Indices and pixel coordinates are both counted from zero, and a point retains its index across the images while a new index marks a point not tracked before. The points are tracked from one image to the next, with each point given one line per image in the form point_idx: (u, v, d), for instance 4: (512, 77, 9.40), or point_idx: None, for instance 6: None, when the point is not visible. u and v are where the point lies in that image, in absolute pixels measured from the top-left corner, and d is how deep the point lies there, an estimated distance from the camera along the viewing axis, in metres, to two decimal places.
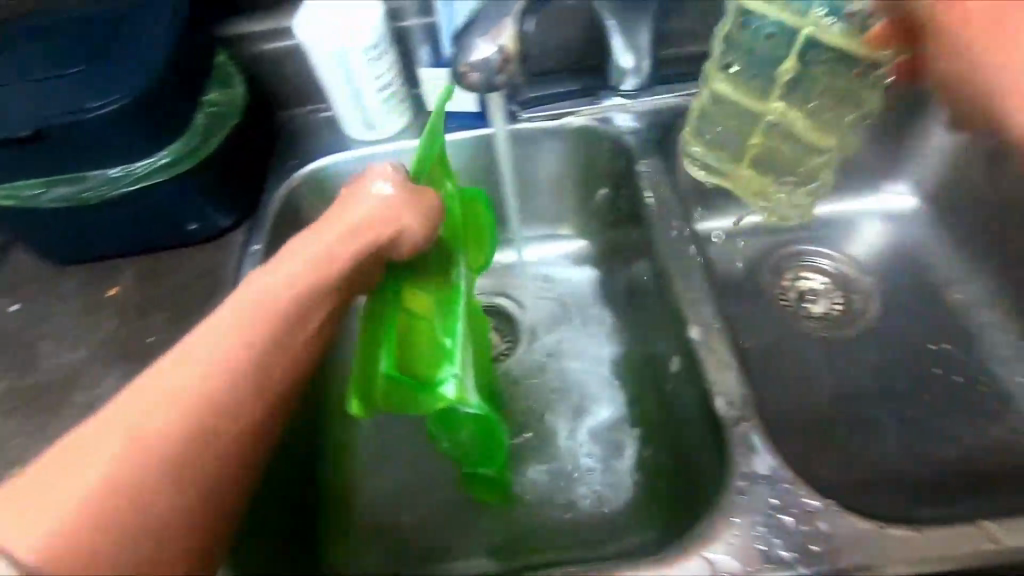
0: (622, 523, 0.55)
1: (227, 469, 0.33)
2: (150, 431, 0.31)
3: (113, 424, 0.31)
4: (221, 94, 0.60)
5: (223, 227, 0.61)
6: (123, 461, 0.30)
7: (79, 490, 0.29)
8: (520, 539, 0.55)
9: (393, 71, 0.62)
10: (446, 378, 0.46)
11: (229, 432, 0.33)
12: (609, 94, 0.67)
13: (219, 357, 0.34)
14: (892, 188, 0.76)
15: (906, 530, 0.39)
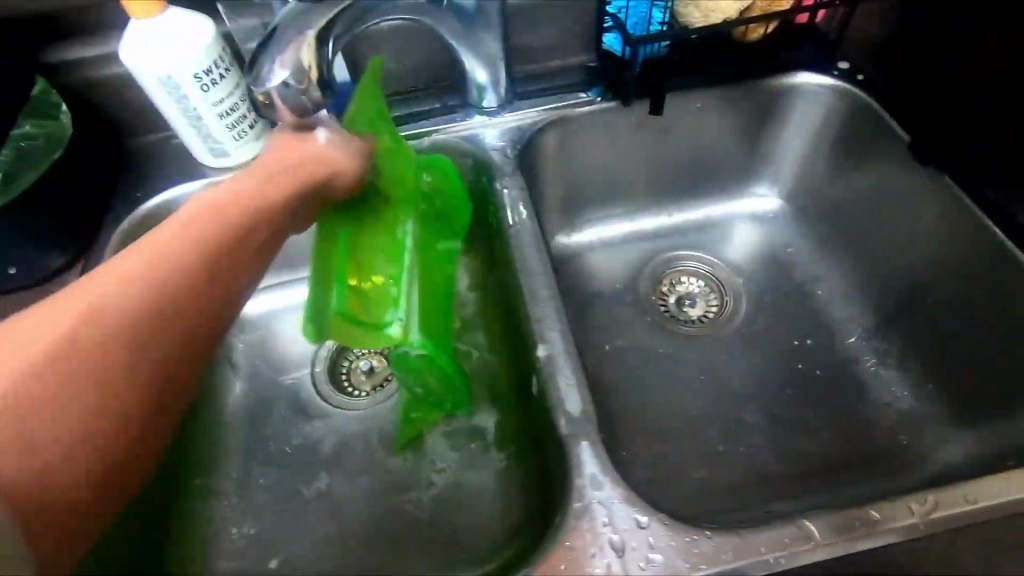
0: (494, 544, 0.55)
1: (151, 373, 0.34)
2: (88, 323, 0.32)
3: (61, 306, 0.33)
4: (38, 126, 0.56)
5: (53, 269, 0.57)
6: (29, 368, 0.31)
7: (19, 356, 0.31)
8: (465, 517, 0.57)
9: (235, 94, 0.59)
10: (391, 321, 0.52)
11: (136, 377, 0.33)
12: (471, 111, 0.67)
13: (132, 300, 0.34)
14: (757, 191, 0.77)
15: (729, 535, 0.39)
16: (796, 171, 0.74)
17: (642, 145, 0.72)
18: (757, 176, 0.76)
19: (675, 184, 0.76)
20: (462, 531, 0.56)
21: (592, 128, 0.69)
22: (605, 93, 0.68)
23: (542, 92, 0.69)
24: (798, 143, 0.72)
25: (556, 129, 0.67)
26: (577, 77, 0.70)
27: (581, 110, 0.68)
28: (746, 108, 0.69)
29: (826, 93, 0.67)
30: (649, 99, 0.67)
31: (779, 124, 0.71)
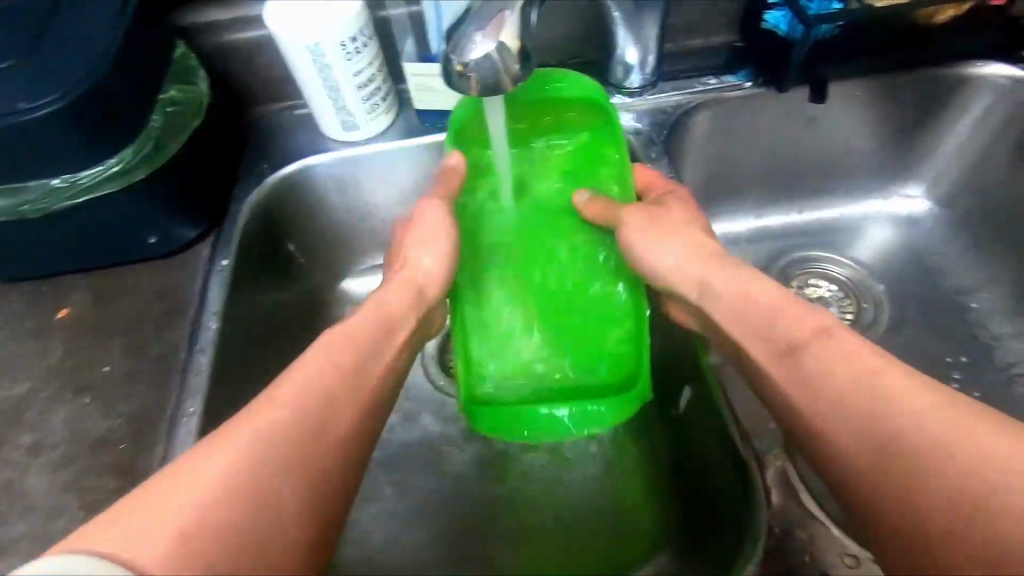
0: (633, 548, 0.53)
1: (305, 517, 0.32)
2: (213, 471, 0.31)
3: (183, 470, 0.31)
4: (180, 90, 0.53)
5: (187, 240, 0.56)
6: (185, 531, 0.28)
7: (177, 510, 0.29)
8: (610, 531, 0.54)
9: (374, 66, 0.56)
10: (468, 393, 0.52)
11: (273, 522, 0.31)
12: (610, 91, 0.63)
13: (313, 388, 0.38)
14: (907, 191, 0.71)
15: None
16: (958, 168, 0.67)
17: (788, 132, 0.66)
18: (907, 173, 0.70)
19: (813, 177, 0.70)
20: (602, 542, 0.54)
21: (739, 114, 0.63)
22: (755, 77, 0.63)
23: (685, 73, 0.64)
24: (960, 140, 0.65)
25: (702, 111, 0.63)
26: (723, 58, 0.65)
27: (730, 94, 0.62)
28: (907, 100, 0.64)
29: (1012, 85, 0.61)
30: (807, 86, 0.62)
31: (944, 117, 0.65)
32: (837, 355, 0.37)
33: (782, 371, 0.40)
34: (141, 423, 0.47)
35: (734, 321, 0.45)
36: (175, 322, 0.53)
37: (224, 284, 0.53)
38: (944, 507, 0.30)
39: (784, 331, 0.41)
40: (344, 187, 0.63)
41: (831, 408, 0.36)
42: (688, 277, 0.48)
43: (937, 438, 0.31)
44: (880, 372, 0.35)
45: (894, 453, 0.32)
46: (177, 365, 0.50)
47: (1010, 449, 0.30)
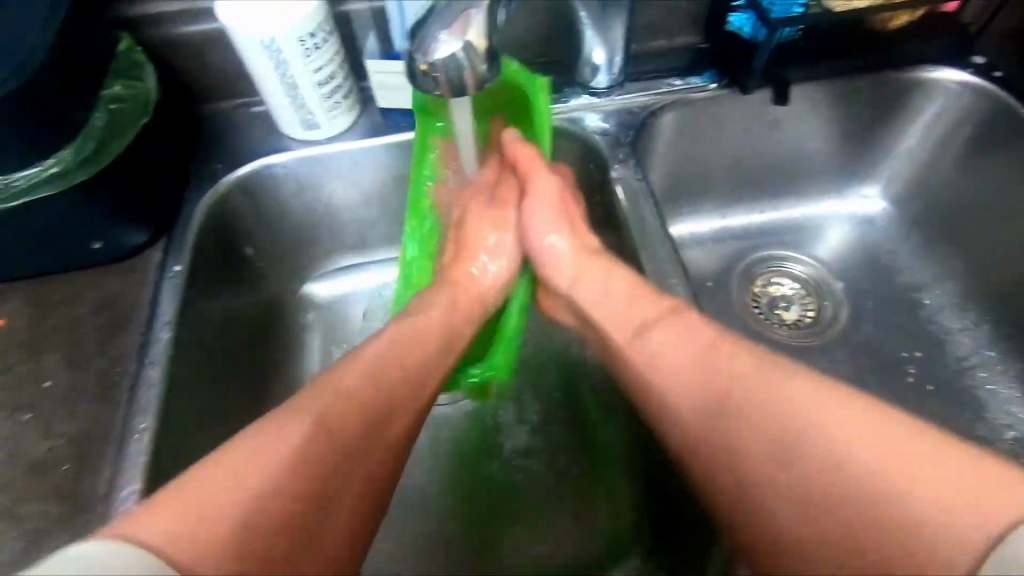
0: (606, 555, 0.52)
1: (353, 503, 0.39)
2: (293, 434, 0.37)
3: (269, 429, 0.37)
4: (125, 86, 0.50)
5: (136, 245, 0.53)
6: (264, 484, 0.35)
7: (258, 467, 0.35)
8: (581, 539, 0.53)
9: (335, 63, 0.54)
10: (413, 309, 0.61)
11: (325, 497, 0.37)
12: (578, 91, 0.62)
13: (343, 396, 0.41)
14: (863, 192, 0.73)
15: None
16: (912, 170, 0.70)
17: (751, 133, 0.67)
18: (863, 173, 0.72)
19: (776, 177, 0.72)
20: (575, 549, 0.53)
21: (703, 115, 0.64)
22: (720, 78, 0.63)
23: (651, 73, 0.64)
24: (912, 143, 0.68)
25: (669, 112, 0.63)
26: (687, 59, 0.65)
27: (695, 96, 0.63)
28: (863, 103, 0.65)
29: (962, 90, 0.63)
30: (770, 89, 0.63)
31: (897, 120, 0.67)
32: (684, 352, 0.43)
33: (631, 351, 0.46)
34: (85, 442, 0.44)
35: (604, 311, 0.50)
36: (123, 333, 0.50)
37: (177, 293, 0.50)
38: (772, 467, 0.36)
39: (637, 315, 0.47)
40: (305, 187, 0.61)
41: (696, 395, 0.41)
42: (567, 263, 0.53)
43: (758, 404, 0.38)
44: (719, 344, 0.42)
45: (728, 407, 0.39)
46: (125, 381, 0.47)
47: (817, 421, 0.36)
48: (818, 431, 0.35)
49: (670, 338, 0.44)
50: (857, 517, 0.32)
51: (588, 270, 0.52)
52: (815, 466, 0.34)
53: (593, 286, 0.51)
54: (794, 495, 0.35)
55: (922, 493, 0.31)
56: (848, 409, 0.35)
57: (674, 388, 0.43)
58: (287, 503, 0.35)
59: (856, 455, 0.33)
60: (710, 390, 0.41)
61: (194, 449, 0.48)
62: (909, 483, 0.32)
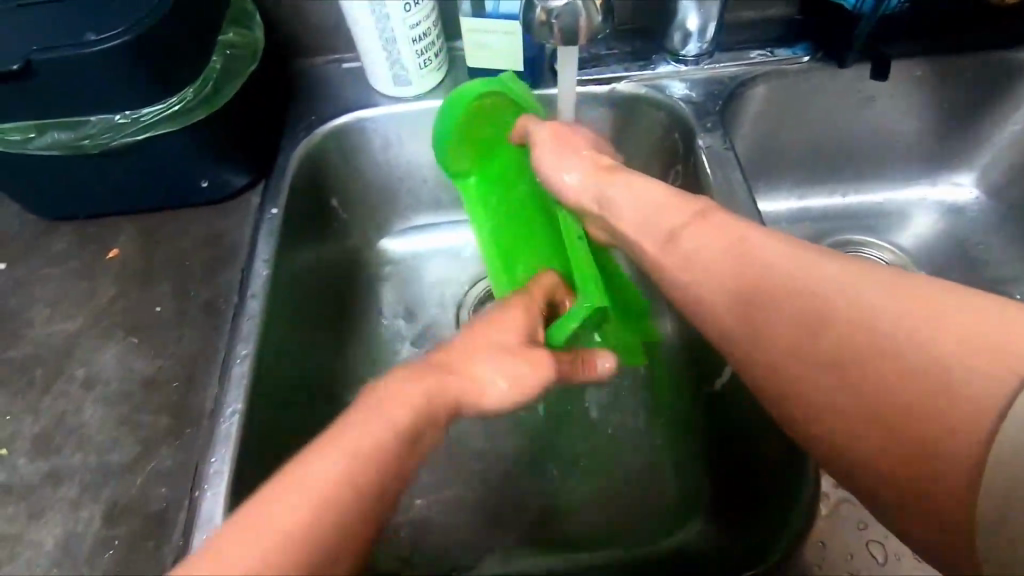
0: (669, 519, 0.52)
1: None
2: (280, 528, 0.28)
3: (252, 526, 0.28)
4: (237, 35, 0.53)
5: (236, 187, 0.56)
6: None
7: None
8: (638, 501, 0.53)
9: (431, 19, 0.55)
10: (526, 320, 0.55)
11: None
12: (665, 59, 0.62)
13: (349, 461, 0.31)
14: (955, 179, 0.70)
15: None
16: (1013, 158, 0.66)
17: (841, 110, 0.65)
18: (958, 159, 0.69)
19: (863, 158, 0.69)
20: (638, 511, 0.53)
21: (794, 89, 0.62)
22: (814, 51, 0.62)
23: (742, 44, 0.63)
24: (1017, 129, 0.64)
25: (759, 84, 0.61)
26: (780, 31, 0.63)
27: (787, 68, 0.61)
28: (967, 83, 0.62)
29: None
30: (868, 64, 0.60)
31: (1004, 103, 0.63)
32: (713, 246, 0.39)
33: (665, 252, 0.41)
34: (192, 363, 0.48)
35: (634, 220, 0.44)
36: (223, 268, 0.53)
37: (273, 233, 0.53)
38: (828, 393, 0.32)
39: (665, 219, 0.42)
40: (390, 143, 0.63)
41: (729, 311, 0.37)
42: (583, 191, 0.47)
43: (789, 281, 0.35)
44: (742, 240, 0.38)
45: (763, 295, 0.35)
46: (227, 311, 0.50)
47: (869, 305, 0.32)
48: (852, 293, 0.32)
49: (707, 231, 0.40)
50: (890, 369, 0.30)
51: (620, 181, 0.45)
52: (853, 335, 0.32)
53: (630, 201, 0.44)
54: (848, 380, 0.32)
55: (954, 338, 0.29)
56: (877, 278, 0.33)
57: (707, 307, 0.38)
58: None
59: (888, 314, 0.31)
60: (752, 305, 0.36)
61: (282, 381, 0.51)
62: (946, 330, 0.29)
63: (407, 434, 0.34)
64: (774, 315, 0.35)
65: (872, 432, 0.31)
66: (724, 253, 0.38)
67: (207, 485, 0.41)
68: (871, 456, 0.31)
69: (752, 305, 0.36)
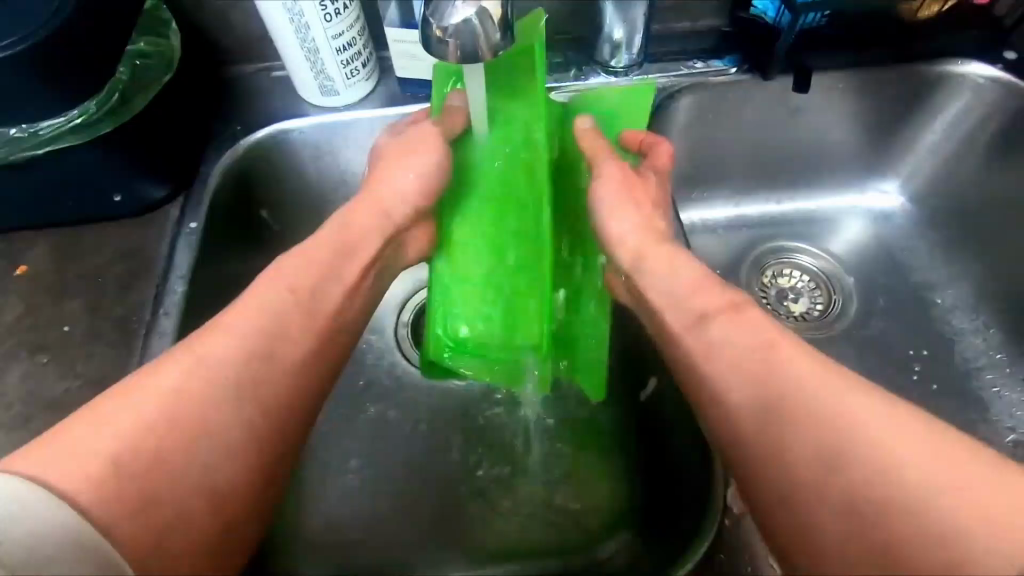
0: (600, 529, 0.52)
1: (232, 468, 0.34)
2: (147, 401, 0.34)
3: (127, 395, 0.34)
4: (149, 44, 0.52)
5: (155, 200, 0.54)
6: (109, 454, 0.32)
7: (103, 439, 0.32)
8: (572, 513, 0.53)
9: (354, 30, 0.54)
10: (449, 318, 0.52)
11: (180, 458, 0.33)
12: (596, 70, 0.62)
13: (221, 354, 0.37)
14: (882, 187, 0.72)
15: None
16: (932, 167, 0.68)
17: (770, 119, 0.66)
18: (882, 168, 0.71)
19: (793, 167, 0.71)
20: (568, 523, 0.53)
21: (723, 100, 0.63)
22: (741, 63, 0.63)
23: (672, 56, 0.64)
24: (935, 138, 0.66)
25: (687, 95, 0.62)
26: (709, 43, 0.64)
27: (715, 80, 0.62)
28: (887, 95, 0.64)
29: (993, 87, 0.61)
30: (791, 76, 0.62)
31: (921, 114, 0.66)
32: (747, 335, 0.38)
33: (688, 339, 0.40)
34: (101, 386, 0.46)
35: (659, 295, 0.44)
36: (138, 285, 0.51)
37: (192, 247, 0.52)
38: (833, 507, 0.31)
39: (696, 302, 0.41)
40: (321, 154, 0.62)
41: (744, 390, 0.36)
42: (627, 244, 0.47)
43: (821, 392, 0.34)
44: (780, 342, 0.37)
45: (784, 402, 0.34)
46: (139, 329, 0.49)
47: (891, 437, 0.32)
48: (888, 439, 0.32)
49: (738, 321, 0.39)
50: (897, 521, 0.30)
51: (654, 252, 0.46)
52: (872, 475, 0.31)
53: (660, 277, 0.44)
54: (846, 509, 0.31)
55: (966, 499, 0.30)
56: (912, 432, 0.32)
57: (725, 396, 0.37)
58: (177, 475, 0.33)
59: (908, 460, 0.31)
60: (771, 398, 0.35)
61: None
62: (958, 498, 0.30)
63: (281, 341, 0.39)
64: (795, 423, 0.34)
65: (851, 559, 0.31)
66: (759, 344, 0.37)
67: None
68: None
69: (774, 402, 0.35)
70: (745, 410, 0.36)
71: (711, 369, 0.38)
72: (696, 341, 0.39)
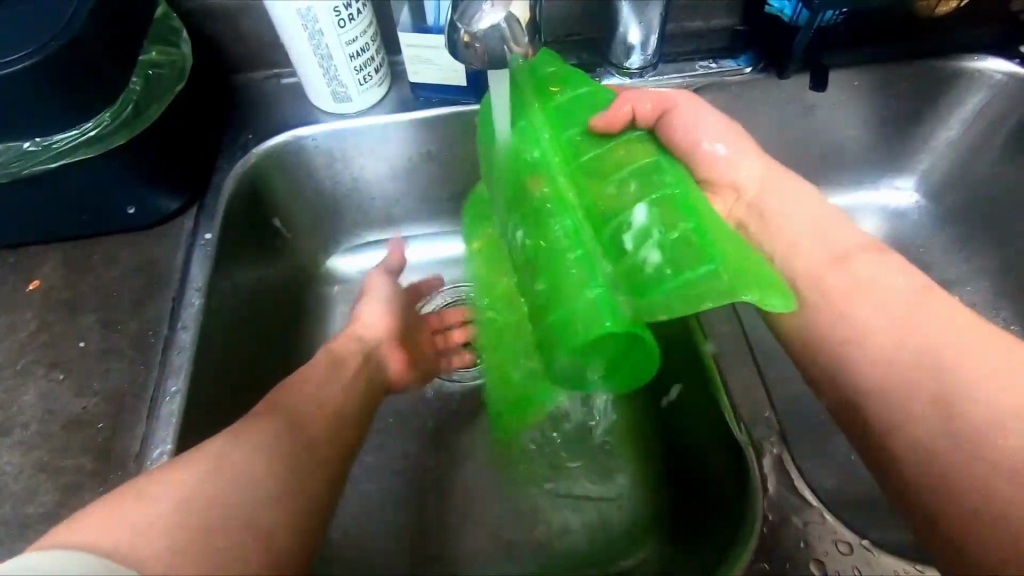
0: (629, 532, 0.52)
1: (297, 502, 0.36)
2: (227, 445, 0.36)
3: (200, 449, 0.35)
4: (161, 53, 0.51)
5: (169, 211, 0.53)
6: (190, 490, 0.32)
7: (178, 478, 0.33)
8: (602, 515, 0.53)
9: (368, 36, 0.53)
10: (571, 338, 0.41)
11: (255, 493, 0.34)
12: (611, 72, 0.62)
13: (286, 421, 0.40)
14: (896, 183, 0.71)
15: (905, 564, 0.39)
16: (949, 162, 0.68)
17: (786, 118, 0.65)
18: (898, 165, 0.70)
19: (808, 165, 0.70)
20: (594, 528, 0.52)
21: (738, 99, 0.63)
22: (755, 63, 0.62)
23: (687, 56, 0.63)
24: (951, 135, 0.66)
25: (703, 95, 0.62)
26: (723, 42, 0.64)
27: (731, 79, 0.62)
28: (903, 92, 0.64)
29: (1011, 82, 0.61)
30: (807, 74, 0.61)
31: (938, 110, 0.65)
32: (880, 269, 0.42)
33: (834, 272, 0.43)
34: (119, 403, 0.46)
35: (806, 220, 0.47)
36: (153, 298, 0.50)
37: (207, 259, 0.51)
38: (927, 424, 0.36)
39: (840, 243, 0.45)
40: (334, 160, 0.61)
41: (877, 311, 0.41)
42: (753, 176, 0.50)
43: (945, 320, 0.39)
44: (932, 293, 0.41)
45: (913, 333, 0.39)
46: (156, 344, 0.48)
47: (983, 367, 0.36)
48: (975, 360, 0.37)
49: (868, 256, 0.44)
50: (977, 443, 0.35)
51: (770, 181, 0.49)
52: (962, 395, 0.36)
53: (795, 204, 0.48)
54: (929, 412, 0.37)
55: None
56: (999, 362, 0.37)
57: (862, 317, 0.41)
58: (252, 506, 0.33)
59: (982, 373, 0.36)
60: (903, 316, 0.40)
61: (218, 414, 0.49)
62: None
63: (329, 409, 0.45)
64: (935, 336, 0.38)
65: (945, 467, 0.35)
66: (876, 271, 0.43)
67: None
68: (978, 510, 0.34)
69: (907, 325, 0.39)
70: (874, 325, 0.40)
71: (846, 293, 0.42)
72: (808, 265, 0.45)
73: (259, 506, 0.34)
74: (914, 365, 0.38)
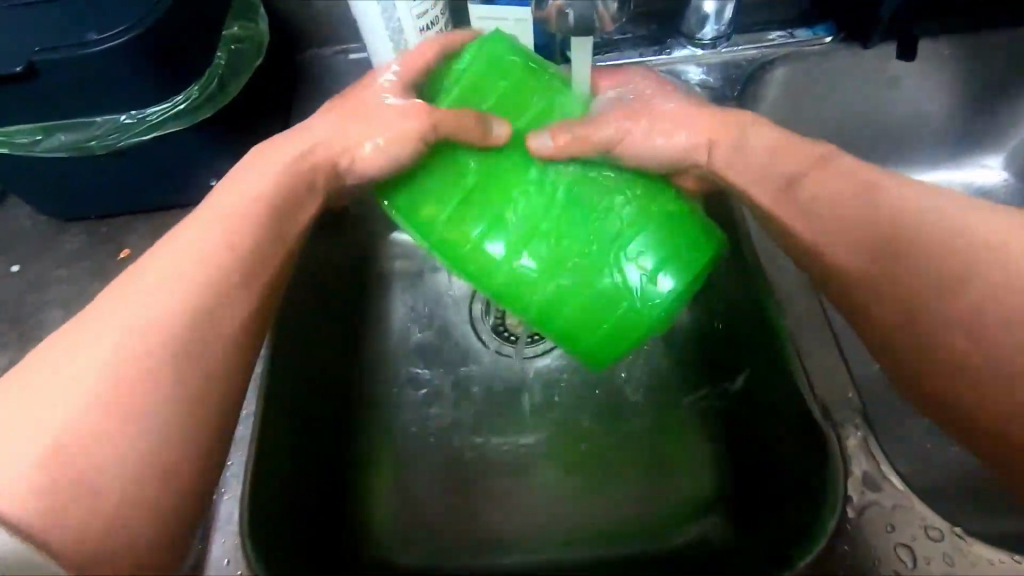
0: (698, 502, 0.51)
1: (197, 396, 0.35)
2: (103, 346, 0.34)
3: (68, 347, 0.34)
4: (242, 28, 0.52)
5: None
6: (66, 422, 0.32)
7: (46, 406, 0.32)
8: (670, 495, 0.52)
9: (439, 8, 0.53)
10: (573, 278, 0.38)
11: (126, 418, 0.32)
12: (682, 42, 0.60)
13: (179, 276, 0.37)
14: (982, 161, 0.67)
15: (999, 555, 0.38)
16: None
17: (865, 89, 0.62)
18: (986, 141, 0.66)
19: (888, 141, 0.67)
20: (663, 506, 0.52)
21: (817, 70, 0.60)
22: (836, 32, 0.59)
23: (761, 26, 0.61)
24: None
25: (779, 66, 0.59)
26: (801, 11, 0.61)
27: (810, 50, 0.59)
28: (997, 62, 0.60)
29: None
30: (894, 43, 0.58)
31: None
32: (842, 186, 0.41)
33: (783, 206, 0.43)
34: None
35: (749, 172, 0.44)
36: None
37: None
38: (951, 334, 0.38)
39: (779, 170, 0.43)
40: None
41: (842, 235, 0.41)
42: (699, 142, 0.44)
43: (921, 231, 0.39)
44: (879, 183, 0.41)
45: (894, 247, 0.39)
46: None
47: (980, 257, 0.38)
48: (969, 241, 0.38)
49: (826, 181, 0.42)
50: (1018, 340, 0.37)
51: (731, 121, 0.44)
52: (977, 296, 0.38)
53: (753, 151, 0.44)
54: (959, 330, 0.38)
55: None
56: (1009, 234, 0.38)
57: (820, 238, 0.42)
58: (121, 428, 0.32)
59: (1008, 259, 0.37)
60: (873, 234, 0.40)
61: (292, 377, 0.51)
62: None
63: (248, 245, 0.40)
64: (921, 259, 0.39)
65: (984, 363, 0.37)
66: (824, 183, 0.42)
67: (224, 487, 0.45)
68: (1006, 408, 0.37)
69: (892, 236, 0.39)
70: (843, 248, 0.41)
71: (821, 222, 0.42)
72: (771, 182, 0.44)
73: (154, 429, 0.33)
74: (893, 269, 0.40)
